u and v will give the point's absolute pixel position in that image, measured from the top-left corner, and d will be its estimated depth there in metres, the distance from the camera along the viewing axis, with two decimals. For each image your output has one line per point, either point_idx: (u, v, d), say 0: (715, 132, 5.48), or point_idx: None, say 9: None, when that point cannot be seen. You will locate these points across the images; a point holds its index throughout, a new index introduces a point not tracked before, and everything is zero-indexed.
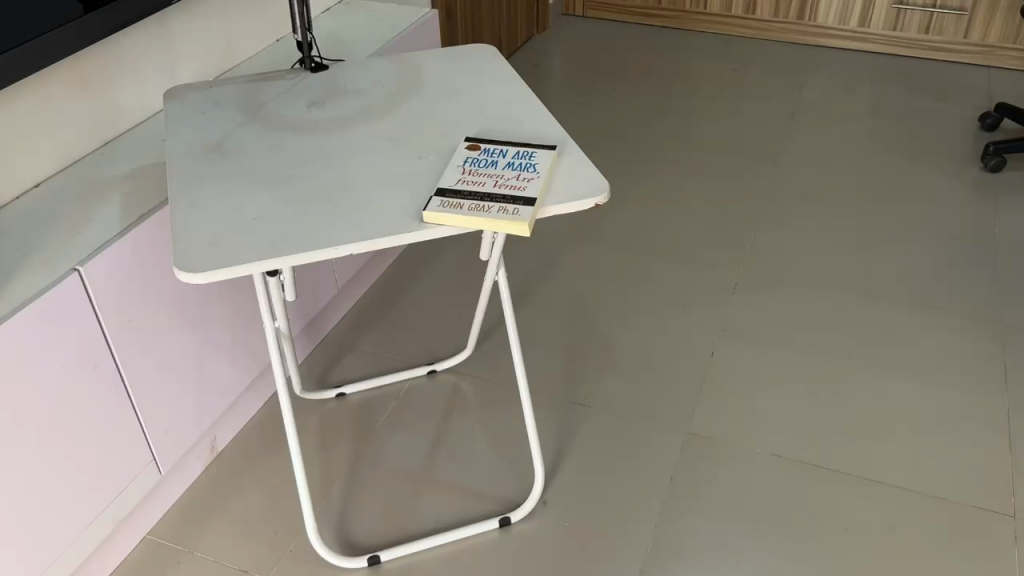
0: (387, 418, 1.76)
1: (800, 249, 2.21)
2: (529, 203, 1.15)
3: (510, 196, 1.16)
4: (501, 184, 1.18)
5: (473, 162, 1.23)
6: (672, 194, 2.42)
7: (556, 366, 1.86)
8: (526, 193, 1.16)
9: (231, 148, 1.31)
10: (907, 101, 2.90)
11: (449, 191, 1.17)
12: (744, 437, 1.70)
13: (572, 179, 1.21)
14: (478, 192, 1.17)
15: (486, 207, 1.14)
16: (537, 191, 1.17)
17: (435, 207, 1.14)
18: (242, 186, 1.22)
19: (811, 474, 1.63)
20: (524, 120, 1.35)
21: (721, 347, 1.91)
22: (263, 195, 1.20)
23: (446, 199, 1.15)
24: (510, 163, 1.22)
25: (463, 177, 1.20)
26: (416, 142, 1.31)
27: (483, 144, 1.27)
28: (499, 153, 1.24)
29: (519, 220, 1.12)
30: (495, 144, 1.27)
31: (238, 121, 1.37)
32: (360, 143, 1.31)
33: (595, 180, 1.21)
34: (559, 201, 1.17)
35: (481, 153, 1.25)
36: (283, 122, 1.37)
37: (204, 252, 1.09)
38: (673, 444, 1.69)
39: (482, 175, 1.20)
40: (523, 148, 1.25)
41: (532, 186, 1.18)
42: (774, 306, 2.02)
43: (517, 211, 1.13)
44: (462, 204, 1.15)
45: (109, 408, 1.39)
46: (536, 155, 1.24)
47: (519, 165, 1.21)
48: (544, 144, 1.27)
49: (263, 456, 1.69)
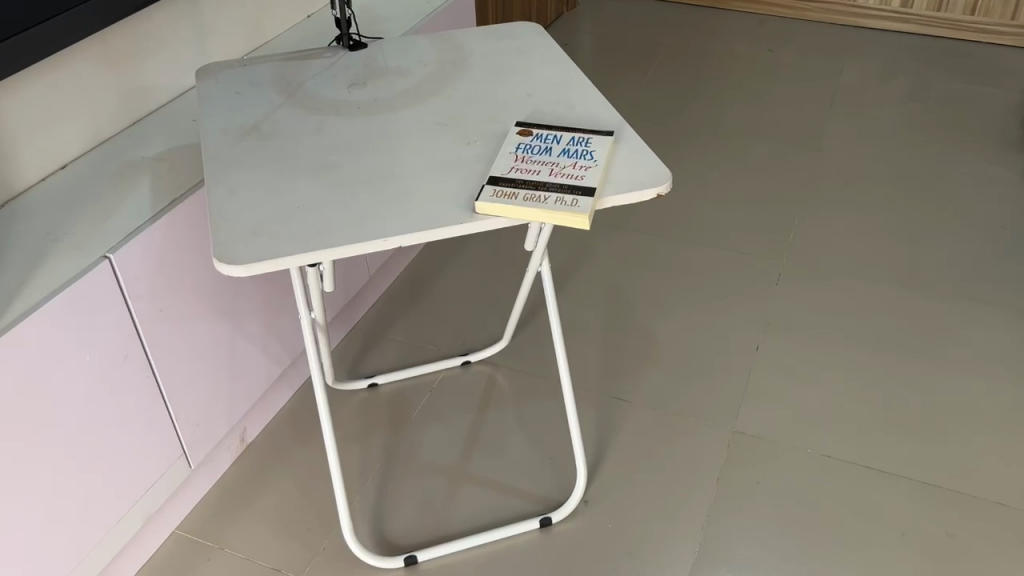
0: (421, 410, 1.70)
1: (845, 238, 2.13)
2: (587, 194, 1.08)
3: (568, 186, 1.09)
4: (557, 173, 1.11)
5: (526, 149, 1.16)
6: (711, 180, 2.34)
7: (595, 357, 1.79)
8: (584, 183, 1.09)
9: (270, 131, 1.24)
10: (952, 85, 2.81)
11: (501, 181, 1.10)
12: (793, 436, 1.64)
13: (630, 169, 1.14)
14: (533, 181, 1.10)
15: (542, 197, 1.07)
16: (595, 181, 1.10)
17: (488, 198, 1.08)
18: (283, 170, 1.15)
19: (863, 476, 1.56)
20: (577, 105, 1.28)
21: (766, 340, 1.84)
22: (305, 181, 1.13)
23: (499, 188, 1.09)
24: (565, 150, 1.15)
25: (516, 165, 1.13)
26: (464, 126, 1.24)
27: (535, 129, 1.20)
28: (553, 140, 1.17)
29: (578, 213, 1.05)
30: (548, 129, 1.20)
31: (275, 102, 1.30)
32: (404, 126, 1.24)
33: (656, 170, 1.14)
34: (618, 191, 1.10)
35: (533, 139, 1.18)
36: (323, 104, 1.30)
37: (246, 243, 1.03)
38: (719, 443, 1.63)
39: (536, 163, 1.13)
40: (578, 135, 1.18)
41: (590, 177, 1.10)
42: (820, 299, 1.94)
43: (575, 203, 1.06)
44: (516, 194, 1.08)
45: (140, 401, 1.33)
46: (592, 142, 1.17)
47: (574, 153, 1.14)
48: (600, 130, 1.20)
49: (293, 449, 1.63)
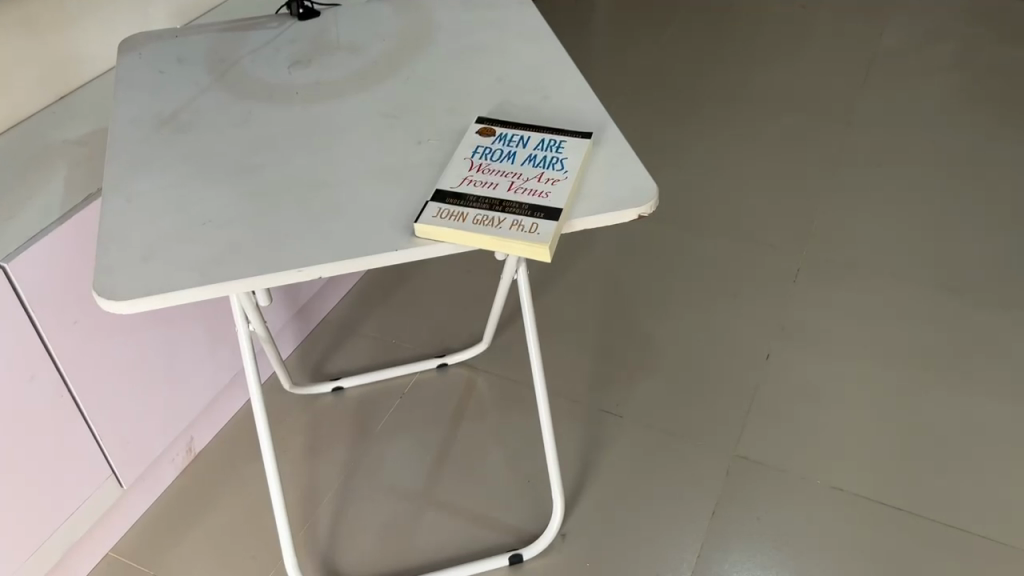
0: (389, 419, 1.54)
1: (872, 228, 1.92)
2: (551, 217, 0.88)
3: (529, 206, 0.90)
4: (518, 189, 0.92)
5: (485, 153, 0.97)
6: (729, 158, 2.13)
7: (586, 363, 1.62)
8: (548, 203, 0.90)
9: (190, 121, 1.05)
10: (1002, 51, 2.55)
11: (449, 197, 0.91)
12: (802, 464, 1.46)
13: (609, 181, 0.94)
14: (487, 198, 0.91)
15: (496, 220, 0.88)
16: (562, 199, 0.90)
17: (430, 218, 0.89)
18: (194, 175, 0.97)
19: (877, 516, 1.38)
20: (554, 96, 1.08)
21: (779, 349, 1.65)
22: (217, 189, 0.95)
23: (445, 207, 0.90)
24: (533, 158, 0.96)
25: (470, 177, 0.93)
26: (417, 117, 1.04)
27: (499, 127, 1.00)
28: (519, 143, 0.98)
29: (537, 242, 0.86)
30: (515, 128, 1.00)
31: (202, 84, 1.11)
32: (346, 117, 1.05)
33: (639, 183, 0.94)
34: (590, 212, 0.91)
35: (495, 140, 0.98)
36: (256, 86, 1.11)
37: (134, 271, 0.85)
38: (717, 469, 1.45)
39: (495, 174, 0.94)
40: (549, 137, 0.98)
41: (557, 194, 0.91)
42: (841, 300, 1.74)
43: (534, 229, 0.87)
44: (464, 217, 0.89)
45: (54, 422, 1.18)
46: (566, 146, 0.97)
47: (543, 162, 0.95)
48: (577, 130, 1.00)
49: (245, 462, 1.48)
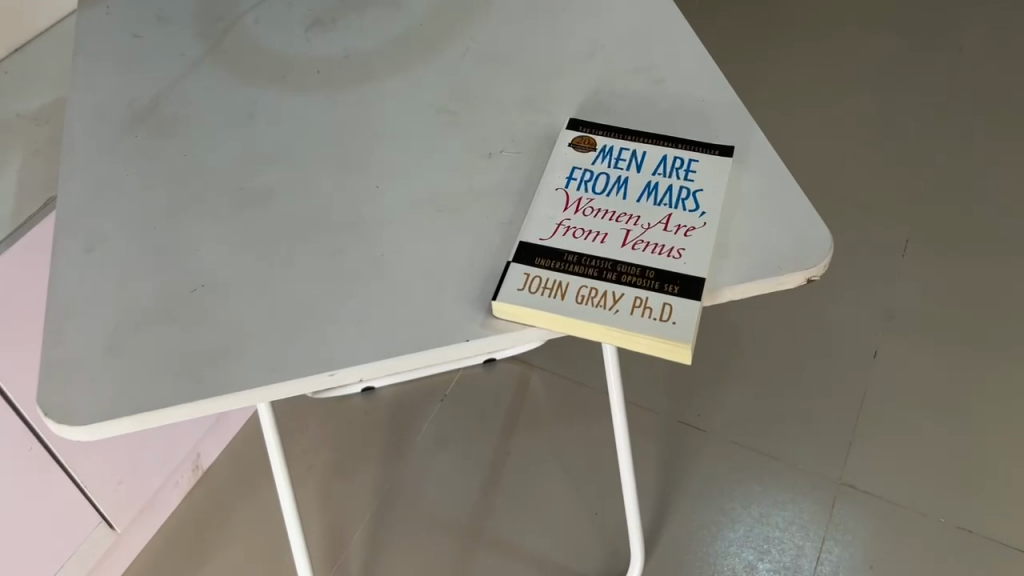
0: (429, 429, 1.31)
1: (992, 181, 1.61)
2: (689, 291, 0.62)
3: (656, 273, 0.63)
4: (639, 242, 0.65)
5: (586, 181, 0.69)
6: (815, 98, 1.82)
7: (659, 364, 1.38)
8: (685, 267, 0.63)
9: (174, 118, 0.77)
10: None
11: (540, 255, 0.64)
12: (919, 494, 1.22)
13: (765, 225, 0.67)
14: (595, 258, 0.64)
15: (611, 296, 0.62)
16: (704, 261, 0.64)
17: (515, 290, 0.62)
18: (180, 212, 0.70)
19: (1014, 564, 1.15)
20: (668, 79, 0.79)
21: (889, 343, 1.38)
22: (211, 236, 0.68)
23: (535, 274, 0.63)
24: (653, 189, 0.68)
25: (569, 221, 0.66)
26: (483, 120, 0.77)
27: (600, 137, 0.72)
28: (631, 165, 0.70)
29: (673, 335, 0.59)
30: (622, 139, 0.72)
31: (191, 57, 0.83)
32: (386, 117, 0.77)
33: (807, 228, 0.67)
34: (743, 277, 0.64)
35: (598, 159, 0.71)
36: (263, 63, 0.82)
37: (95, 372, 0.60)
38: (820, 502, 1.22)
39: (603, 217, 0.67)
40: (673, 155, 0.71)
41: (696, 252, 0.64)
42: (959, 276, 1.46)
43: (667, 314, 0.60)
44: (564, 290, 0.62)
45: (23, 478, 0.96)
46: (698, 171, 0.70)
47: (669, 196, 0.68)
48: (709, 142, 0.72)
49: (260, 481, 1.26)
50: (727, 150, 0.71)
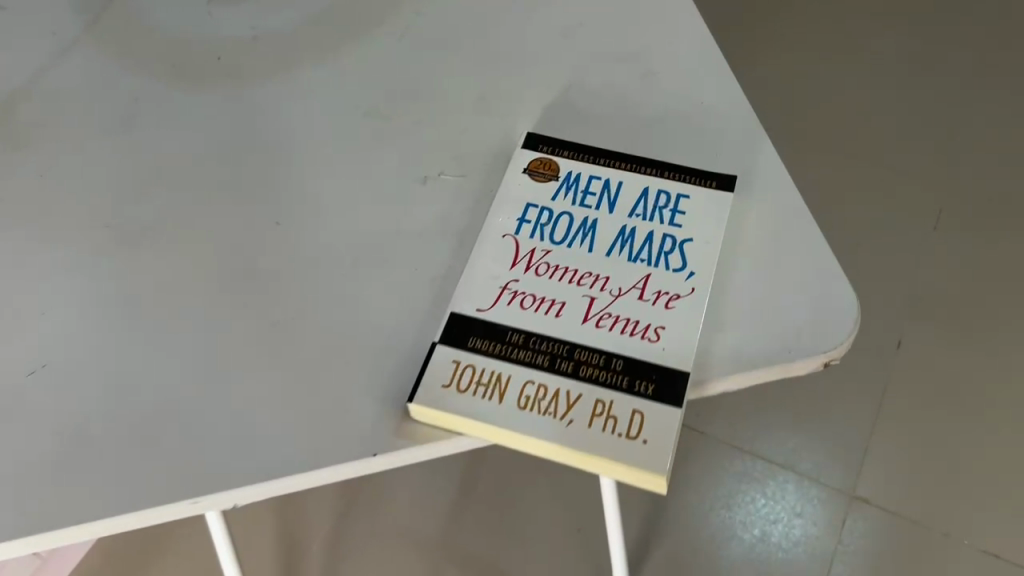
0: None
1: None
2: (667, 393, 0.47)
3: (626, 364, 0.48)
4: (605, 317, 0.50)
5: (543, 224, 0.54)
6: (846, 29, 1.60)
7: None
8: (663, 355, 0.48)
9: (32, 123, 0.62)
10: None
11: (475, 333, 0.49)
12: (940, 510, 1.08)
13: (771, 290, 0.52)
14: (547, 341, 0.49)
15: (564, 397, 0.47)
16: (691, 346, 0.49)
17: (439, 388, 0.47)
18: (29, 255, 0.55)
19: None
20: (656, 77, 0.62)
21: (917, 331, 1.22)
22: (63, 290, 0.54)
23: (466, 364, 0.48)
24: (628, 237, 0.53)
25: (517, 285, 0.51)
26: (421, 127, 0.61)
27: (565, 162, 0.56)
28: (602, 202, 0.54)
29: (640, 462, 0.45)
30: (592, 164, 0.56)
31: (64, 37, 0.67)
32: (298, 124, 0.61)
33: (824, 295, 0.52)
34: (740, 366, 0.50)
35: (559, 193, 0.55)
36: (150, 46, 0.66)
37: None
38: (829, 520, 1.09)
39: (561, 278, 0.51)
40: (656, 189, 0.55)
41: (679, 332, 0.49)
42: (1001, 248, 1.28)
43: (636, 427, 0.46)
44: (503, 387, 0.47)
45: None
46: (688, 212, 0.54)
47: (649, 248, 0.52)
48: (704, 169, 0.56)
49: None
50: (727, 181, 0.55)
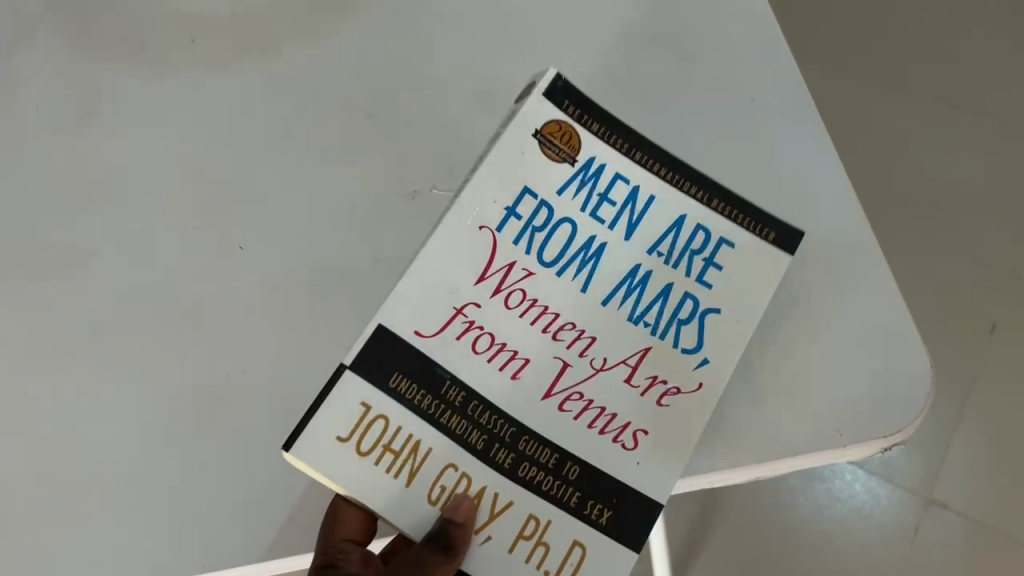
0: None
1: None
2: (614, 520, 0.37)
3: (582, 473, 0.38)
4: (574, 398, 0.39)
5: (536, 227, 0.41)
6: None
7: None
8: (635, 471, 0.38)
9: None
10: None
11: (397, 369, 0.38)
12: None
13: (822, 360, 0.42)
14: (489, 420, 0.38)
15: (487, 504, 0.37)
16: (675, 453, 0.39)
17: (332, 441, 0.37)
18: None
19: None
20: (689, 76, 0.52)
21: None
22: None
23: (376, 416, 0.37)
24: (638, 285, 0.41)
25: (475, 311, 0.40)
26: (406, 129, 0.52)
27: (590, 141, 0.43)
28: (620, 220, 0.42)
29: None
30: (624, 158, 0.43)
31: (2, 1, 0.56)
32: (271, 127, 0.52)
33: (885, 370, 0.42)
34: (776, 450, 0.40)
35: (570, 186, 0.42)
36: (107, 13, 0.56)
37: None
38: (901, 524, 0.97)
39: (535, 322, 0.40)
40: (693, 224, 0.43)
41: (666, 433, 0.39)
42: None
43: (569, 566, 0.37)
44: (416, 465, 0.37)
45: None
46: (724, 268, 0.42)
47: (659, 308, 0.41)
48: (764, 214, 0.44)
49: None
50: (785, 239, 0.43)
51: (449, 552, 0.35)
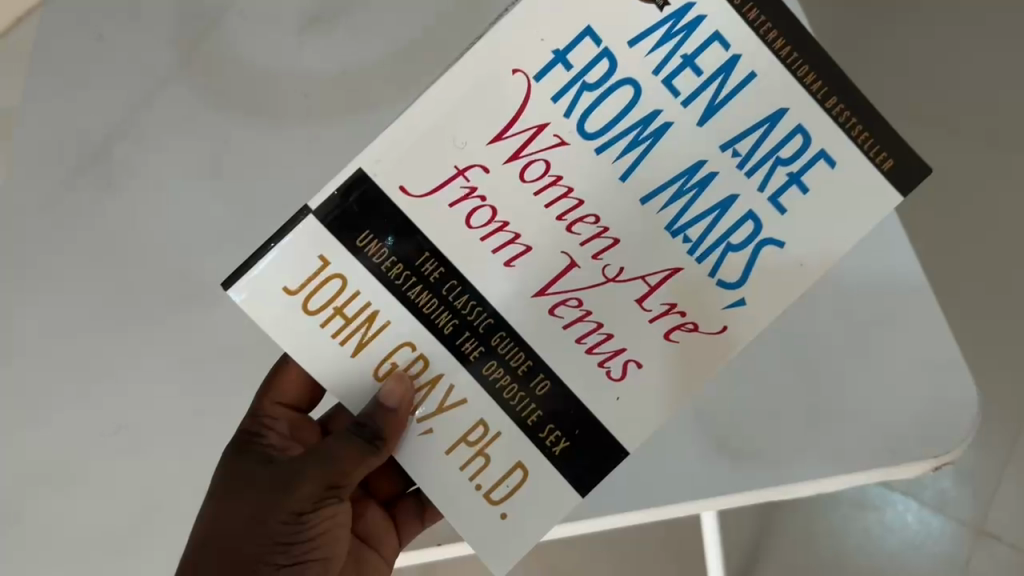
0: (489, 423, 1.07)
1: None
2: (559, 439, 0.37)
3: (551, 390, 0.37)
4: (571, 304, 0.37)
5: (586, 84, 0.35)
6: None
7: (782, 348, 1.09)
8: (612, 404, 0.37)
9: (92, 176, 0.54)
10: None
11: (371, 228, 0.36)
12: None
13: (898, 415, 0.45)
14: (453, 304, 0.37)
15: (433, 392, 0.38)
16: (658, 406, 0.37)
17: (278, 288, 0.37)
18: (92, 321, 0.52)
19: None
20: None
21: None
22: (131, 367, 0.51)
23: (328, 272, 0.37)
24: (696, 185, 0.35)
25: (480, 176, 0.36)
26: None
27: None
28: (699, 95, 0.35)
29: (463, 520, 0.38)
30: (739, 14, 0.34)
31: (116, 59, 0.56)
32: None
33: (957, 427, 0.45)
34: (845, 467, 0.45)
35: (646, 35, 0.35)
36: (226, 63, 0.56)
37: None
38: (950, 558, 0.94)
39: (548, 203, 0.36)
40: (793, 122, 0.35)
41: (679, 372, 0.37)
42: None
43: (503, 491, 0.37)
44: (367, 336, 0.37)
45: None
46: (812, 193, 0.36)
47: (712, 222, 0.36)
48: (893, 142, 0.35)
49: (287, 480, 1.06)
50: (900, 176, 0.35)
51: (376, 444, 0.38)
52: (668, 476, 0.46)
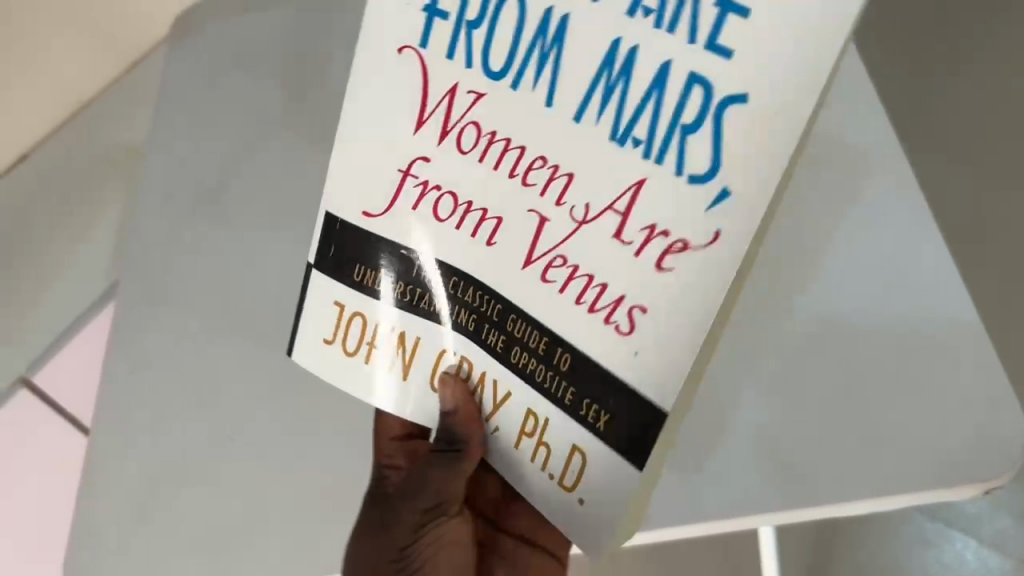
0: None
1: None
2: (588, 412, 0.31)
3: (573, 359, 0.31)
4: (555, 261, 0.31)
5: (469, 25, 0.31)
6: None
7: None
8: (630, 365, 0.29)
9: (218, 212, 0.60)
10: None
11: (359, 258, 0.36)
12: None
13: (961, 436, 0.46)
14: (446, 289, 0.34)
15: (484, 385, 0.34)
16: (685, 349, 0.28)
17: (320, 343, 0.38)
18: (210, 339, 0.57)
19: None
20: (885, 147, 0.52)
21: None
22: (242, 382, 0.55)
23: (342, 305, 0.37)
24: (620, 73, 0.28)
25: (425, 168, 0.34)
26: None
27: None
28: None
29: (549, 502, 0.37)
30: None
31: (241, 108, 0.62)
32: None
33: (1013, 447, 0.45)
34: (899, 487, 0.46)
35: None
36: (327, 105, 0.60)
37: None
38: None
39: (495, 161, 0.32)
40: None
41: (691, 284, 0.28)
42: None
43: (571, 472, 0.32)
44: (408, 355, 0.36)
45: None
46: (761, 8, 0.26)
47: (655, 106, 0.28)
48: None
49: None
50: None
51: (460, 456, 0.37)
52: (728, 492, 0.48)
